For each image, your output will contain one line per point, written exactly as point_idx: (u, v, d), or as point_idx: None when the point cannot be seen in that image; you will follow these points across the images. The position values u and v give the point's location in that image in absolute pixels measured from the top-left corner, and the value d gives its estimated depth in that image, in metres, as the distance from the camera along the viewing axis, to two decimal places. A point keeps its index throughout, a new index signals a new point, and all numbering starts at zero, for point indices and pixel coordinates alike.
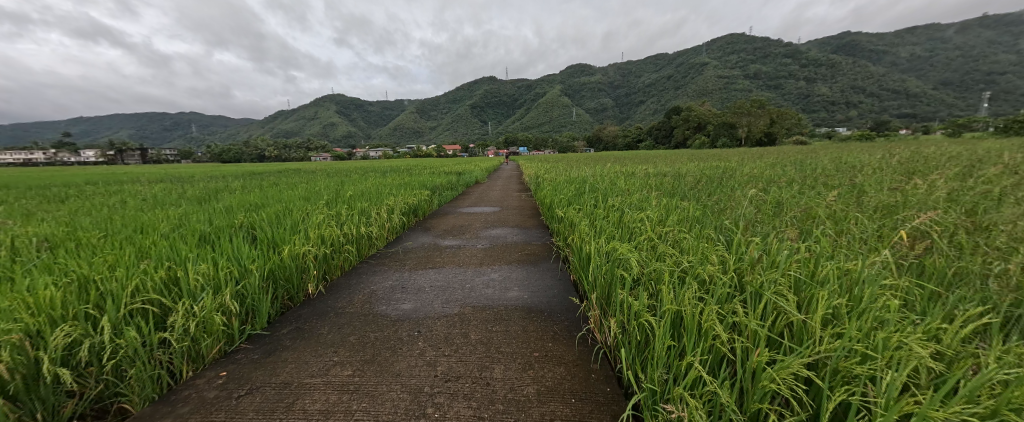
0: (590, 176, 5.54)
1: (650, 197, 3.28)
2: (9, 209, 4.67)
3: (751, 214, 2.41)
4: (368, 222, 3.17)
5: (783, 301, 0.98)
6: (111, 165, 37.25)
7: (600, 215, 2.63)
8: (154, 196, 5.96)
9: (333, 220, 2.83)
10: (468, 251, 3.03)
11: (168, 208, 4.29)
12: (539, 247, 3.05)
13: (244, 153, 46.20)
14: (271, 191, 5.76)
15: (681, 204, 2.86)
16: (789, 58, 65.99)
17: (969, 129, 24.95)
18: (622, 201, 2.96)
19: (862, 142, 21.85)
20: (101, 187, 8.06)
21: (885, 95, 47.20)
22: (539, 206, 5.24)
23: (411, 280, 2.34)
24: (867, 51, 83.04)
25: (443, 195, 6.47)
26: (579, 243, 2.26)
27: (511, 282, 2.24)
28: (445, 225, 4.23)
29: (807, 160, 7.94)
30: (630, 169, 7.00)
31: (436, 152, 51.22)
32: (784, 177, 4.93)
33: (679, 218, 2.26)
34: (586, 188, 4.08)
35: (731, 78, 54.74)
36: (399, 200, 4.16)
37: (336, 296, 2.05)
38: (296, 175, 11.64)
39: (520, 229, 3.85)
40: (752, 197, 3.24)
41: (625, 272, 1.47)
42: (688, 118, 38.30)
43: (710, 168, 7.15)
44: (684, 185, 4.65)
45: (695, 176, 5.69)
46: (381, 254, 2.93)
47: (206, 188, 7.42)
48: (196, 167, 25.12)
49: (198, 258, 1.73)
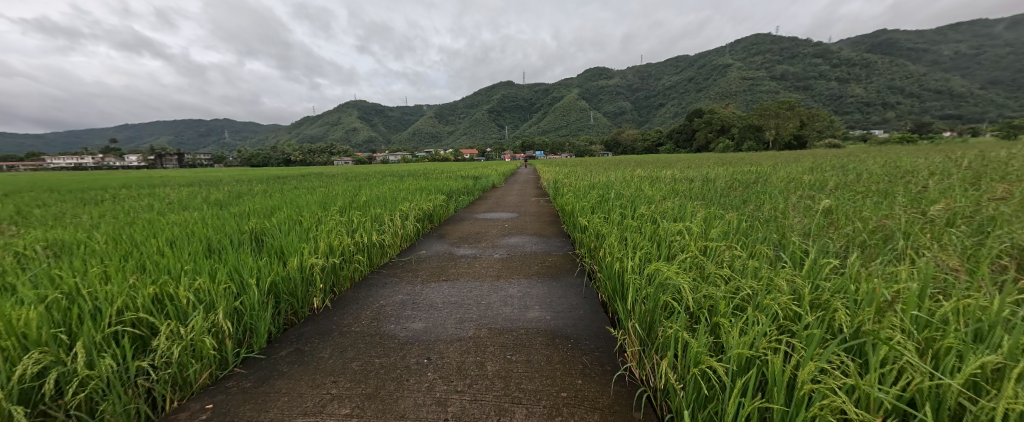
0: (613, 181, 5.29)
1: (683, 204, 3.01)
2: (45, 212, 4.86)
3: (806, 228, 2.12)
4: (381, 229, 3.04)
5: (910, 355, 0.72)
6: (149, 168, 39.36)
7: (629, 226, 2.40)
8: (179, 200, 6.11)
9: (344, 228, 2.71)
10: (484, 262, 2.84)
11: (189, 212, 4.32)
12: (560, 258, 2.82)
13: (272, 157, 48.24)
14: (290, 195, 5.80)
15: (720, 214, 2.58)
16: (819, 59, 63.26)
17: None
18: (652, 209, 2.71)
19: (903, 145, 20.50)
20: (132, 190, 8.37)
21: (927, 95, 44.36)
22: (559, 213, 5.01)
23: (423, 295, 2.17)
24: (905, 50, 78.60)
25: (459, 200, 6.34)
26: (608, 258, 2.04)
27: (532, 300, 2.03)
28: (460, 232, 4.06)
29: (850, 164, 7.38)
30: (654, 174, 6.67)
31: (453, 156, 51.80)
32: (827, 183, 4.55)
33: (723, 231, 2.01)
34: (610, 194, 3.83)
35: (757, 79, 52.86)
36: (414, 205, 4.04)
37: (343, 313, 1.90)
38: (316, 179, 11.83)
39: (539, 237, 3.64)
40: (798, 207, 2.93)
41: (670, 300, 1.24)
42: (710, 120, 37.21)
43: (741, 172, 6.74)
44: (716, 191, 4.32)
45: (726, 181, 5.34)
46: (394, 264, 2.79)
47: (230, 192, 7.62)
48: (228, 170, 26.45)
49: (197, 272, 1.61)
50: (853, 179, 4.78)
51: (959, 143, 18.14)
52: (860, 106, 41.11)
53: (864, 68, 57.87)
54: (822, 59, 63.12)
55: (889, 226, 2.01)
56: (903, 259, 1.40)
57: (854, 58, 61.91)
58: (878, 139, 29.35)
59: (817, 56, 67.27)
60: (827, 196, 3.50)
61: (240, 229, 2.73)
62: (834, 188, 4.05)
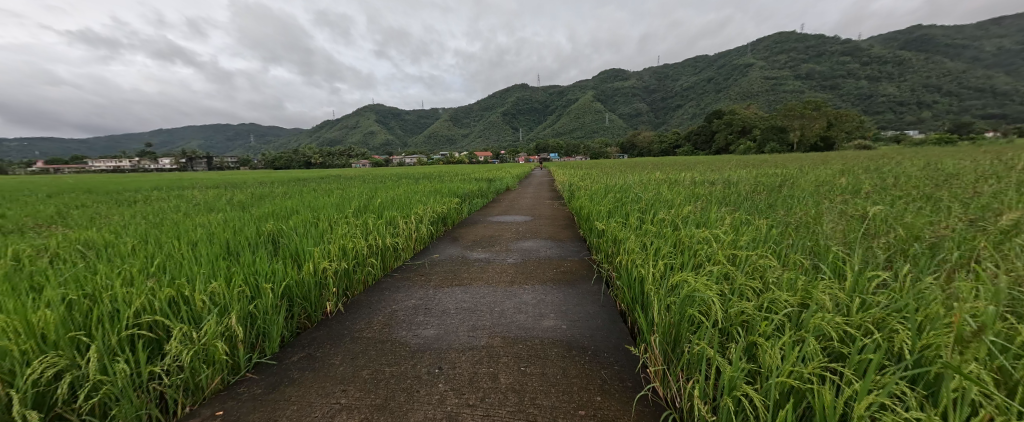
0: (630, 184, 5.16)
1: (705, 209, 2.89)
2: (81, 213, 5.11)
3: (842, 236, 1.98)
4: (395, 232, 3.03)
5: (993, 391, 0.62)
6: (180, 171, 41.26)
7: (648, 231, 2.30)
8: (205, 201, 6.33)
9: (359, 231, 2.71)
10: (498, 267, 2.78)
11: (213, 213, 4.46)
12: (576, 263, 2.74)
13: (295, 160, 50.09)
14: (308, 198, 5.92)
15: (745, 220, 2.46)
16: (848, 57, 60.76)
17: None
18: (673, 214, 2.60)
19: (940, 147, 19.39)
20: (162, 192, 8.75)
21: (967, 94, 41.91)
22: (574, 216, 4.93)
23: (435, 300, 2.13)
24: (943, 47, 74.57)
25: (474, 203, 6.33)
26: (627, 265, 1.96)
27: (547, 308, 1.96)
28: (473, 235, 4.03)
29: (883, 167, 7.01)
30: (673, 177, 6.49)
31: (468, 158, 52.28)
32: (861, 187, 4.31)
33: (750, 239, 1.89)
34: (627, 197, 3.72)
35: (780, 78, 51.14)
36: (428, 208, 4.04)
37: (355, 317, 1.89)
38: (335, 181, 12.10)
39: (554, 241, 3.57)
40: (831, 213, 2.76)
41: (697, 315, 1.15)
42: (731, 121, 36.21)
43: (765, 175, 6.48)
44: (739, 194, 4.15)
45: (750, 185, 5.13)
46: (407, 268, 2.77)
47: (252, 194, 7.85)
48: (253, 173, 27.51)
49: (215, 274, 1.62)
50: (887, 182, 4.53)
51: (1004, 144, 17.03)
52: (892, 106, 39.18)
53: (897, 66, 55.19)
54: (850, 57, 60.57)
55: (935, 235, 1.86)
56: (957, 274, 1.27)
57: (886, 55, 59.11)
58: (913, 141, 27.90)
59: (845, 54, 64.58)
60: (860, 201, 3.31)
61: (259, 231, 2.78)
62: (868, 193, 3.83)
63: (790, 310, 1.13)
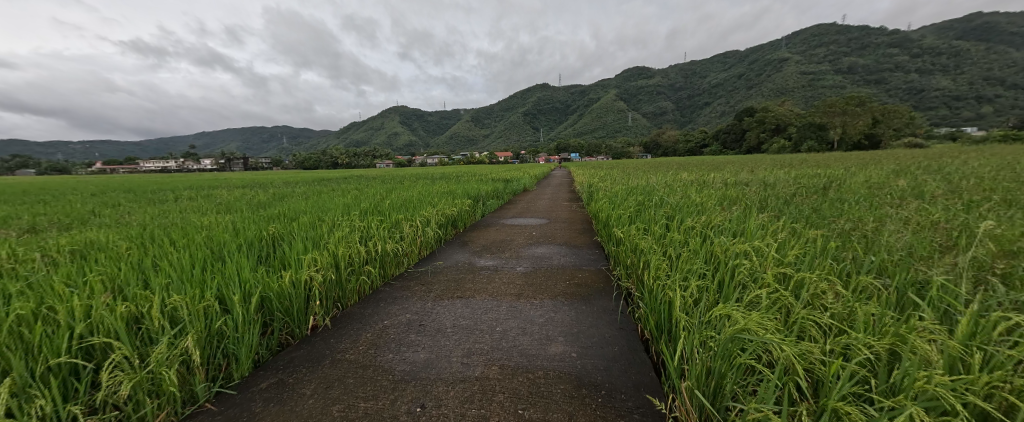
0: (654, 185, 4.79)
1: (741, 216, 2.53)
2: (110, 211, 5.30)
3: (922, 259, 1.61)
4: (398, 237, 2.85)
5: None
6: (218, 172, 43.87)
7: (675, 241, 2.00)
8: (227, 201, 6.48)
9: (358, 236, 2.56)
10: (505, 276, 2.56)
11: (229, 213, 4.49)
12: (592, 275, 2.47)
13: (323, 160, 52.42)
14: (324, 198, 5.92)
15: (793, 230, 2.10)
16: (895, 49, 56.49)
17: None
18: (705, 221, 2.27)
19: (1005, 145, 17.56)
20: (194, 191, 9.13)
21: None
22: (593, 220, 4.64)
23: (432, 315, 1.92)
24: (1007, 35, 67.90)
25: (488, 205, 6.13)
26: (650, 283, 1.68)
27: (556, 329, 1.71)
28: (484, 240, 3.82)
29: (945, 167, 6.27)
30: (702, 177, 6.06)
31: (489, 159, 52.74)
32: (924, 191, 3.78)
33: (804, 253, 1.57)
34: (651, 201, 3.38)
35: (818, 73, 48.11)
36: (438, 210, 3.88)
37: (342, 335, 1.71)
38: (355, 182, 12.26)
39: (569, 248, 3.31)
40: (897, 223, 2.35)
41: (744, 363, 0.88)
42: (763, 119, 34.44)
43: (807, 177, 5.91)
44: (780, 198, 3.72)
45: (790, 187, 4.63)
46: (410, 275, 2.59)
47: (273, 194, 8.01)
48: (284, 173, 28.92)
49: (189, 287, 1.49)
50: (955, 186, 3.96)
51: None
52: (946, 100, 36.05)
53: (953, 57, 50.71)
54: (897, 49, 56.25)
55: None
56: None
57: (940, 46, 54.48)
58: (971, 139, 25.48)
59: (892, 46, 60.11)
60: (928, 208, 2.84)
61: (260, 232, 2.68)
62: (933, 198, 3.34)
63: (872, 361, 0.84)
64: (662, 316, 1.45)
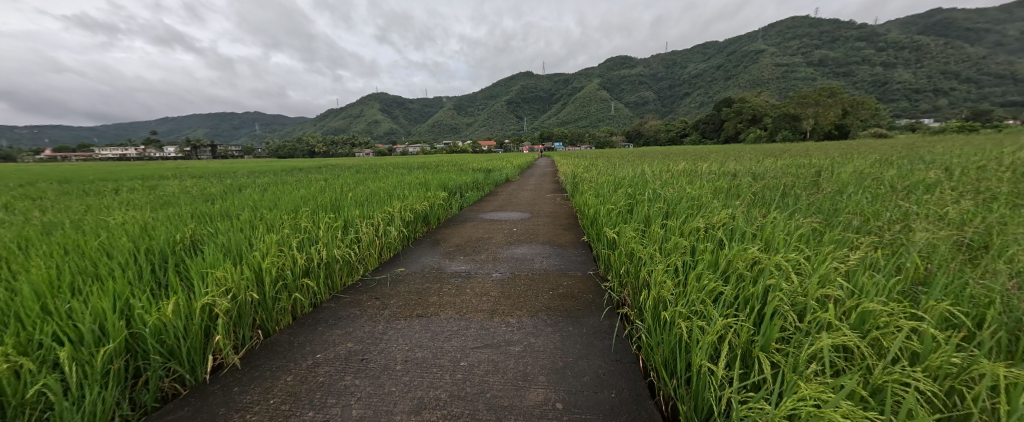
0: (643, 177, 4.51)
1: (748, 212, 2.24)
2: (19, 207, 4.55)
3: (976, 270, 1.35)
4: (352, 241, 2.41)
5: None
6: (183, 160, 41.50)
7: (684, 250, 1.66)
8: (171, 194, 5.78)
9: (301, 239, 2.11)
10: (478, 286, 2.16)
11: (161, 208, 3.89)
12: (580, 283, 2.13)
13: (298, 149, 50.37)
14: (281, 191, 5.33)
15: (812, 230, 1.81)
16: (863, 43, 58.75)
17: None
18: (713, 220, 1.95)
19: (958, 136, 18.60)
20: (137, 182, 8.20)
21: (985, 82, 40.54)
22: (578, 214, 4.32)
23: (382, 344, 1.52)
24: (962, 31, 71.75)
25: (466, 197, 5.69)
26: (657, 306, 1.34)
27: (537, 365, 1.34)
28: (458, 238, 3.40)
29: (923, 157, 6.30)
30: (689, 167, 5.83)
31: (471, 148, 52.02)
32: (916, 182, 3.68)
33: (850, 264, 1.25)
34: (643, 195, 3.05)
35: (793, 64, 49.36)
36: (405, 205, 3.45)
37: (255, 378, 1.28)
38: (325, 172, 11.48)
39: (553, 248, 2.96)
40: (912, 221, 2.14)
41: None
42: (740, 109, 35.14)
43: (792, 166, 5.78)
44: (776, 190, 3.49)
45: (782, 178, 4.45)
46: (365, 287, 2.17)
47: (227, 185, 7.26)
48: (252, 163, 27.45)
49: (4, 335, 1.03)
50: (943, 177, 3.89)
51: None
52: (908, 94, 37.82)
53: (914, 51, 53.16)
54: (865, 43, 58.56)
55: None
56: None
57: (903, 41, 57.05)
58: (930, 129, 26.87)
59: (860, 40, 62.46)
60: (937, 202, 2.65)
61: (172, 238, 2.16)
62: (927, 190, 3.23)
63: None
64: (685, 353, 1.09)
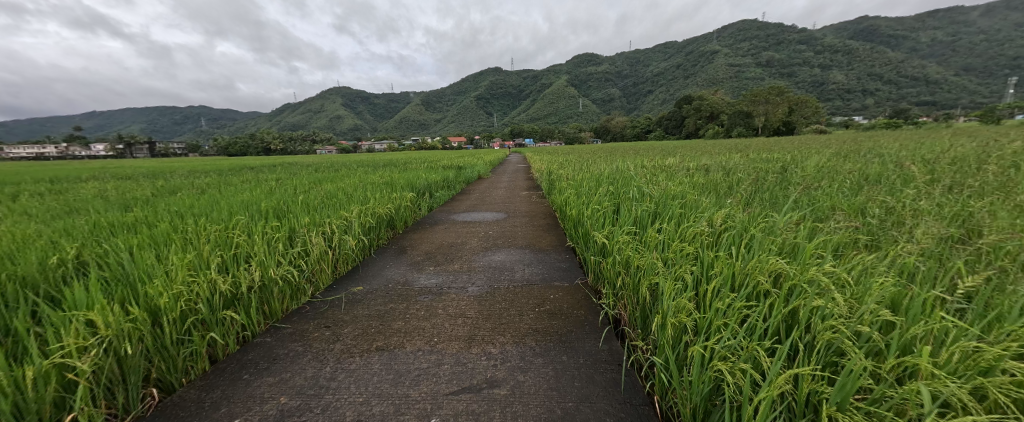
0: (621, 173, 4.39)
1: (743, 212, 2.11)
2: None
3: (994, 267, 1.26)
4: (296, 256, 2.01)
5: None
6: (115, 159, 37.36)
7: (691, 260, 1.46)
8: (83, 199, 4.92)
9: (225, 257, 1.69)
10: (451, 305, 1.84)
11: (63, 217, 3.24)
12: (568, 296, 1.89)
13: (252, 146, 46.97)
14: (221, 194, 4.68)
15: (816, 231, 1.67)
16: (805, 46, 63.72)
17: (992, 118, 23.80)
18: (714, 222, 1.79)
19: (885, 132, 20.57)
20: (45, 185, 7.05)
21: (905, 84, 45.37)
22: (556, 213, 4.12)
23: (328, 395, 1.17)
24: (886, 37, 79.73)
25: (436, 197, 5.33)
26: (676, 335, 1.11)
27: (530, 414, 1.06)
28: (428, 245, 3.05)
29: (871, 151, 6.71)
30: (664, 163, 5.79)
31: (441, 144, 51.05)
32: (876, 177, 3.82)
33: (885, 273, 1.09)
34: (627, 193, 2.88)
35: (745, 64, 52.53)
36: (367, 209, 3.06)
37: None
38: (279, 171, 10.54)
39: (533, 254, 2.68)
40: (896, 216, 2.11)
41: None
42: (699, 107, 36.86)
43: (759, 161, 5.94)
44: (754, 187, 3.47)
45: (754, 173, 4.50)
46: (314, 312, 1.79)
47: (158, 188, 6.36)
48: (196, 160, 25.16)
49: None
50: (897, 171, 4.07)
51: (940, 129, 18.27)
52: (843, 93, 41.42)
53: (848, 54, 58.43)
54: (806, 46, 63.33)
55: None
56: None
57: (837, 45, 62.40)
58: (863, 126, 29.55)
59: (802, 43, 67.64)
60: (910, 196, 2.67)
61: (45, 260, 1.66)
62: (891, 184, 3.33)
63: None
64: (726, 405, 0.86)
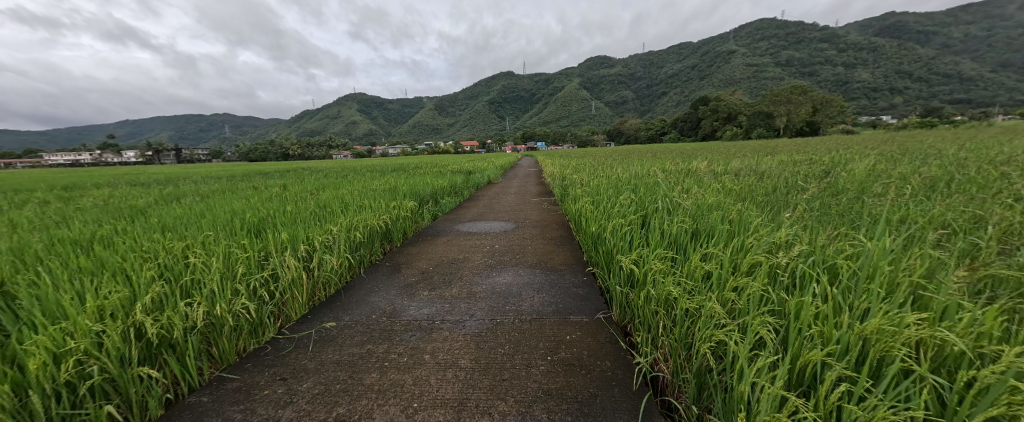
0: (642, 179, 4.00)
1: (808, 230, 1.70)
2: None
3: None
4: (259, 284, 1.67)
5: None
6: (142, 165, 38.94)
7: (767, 306, 1.05)
8: (79, 207, 4.79)
9: (162, 291, 1.36)
10: (442, 348, 1.47)
11: (45, 228, 3.05)
12: (590, 339, 1.49)
13: (271, 152, 48.36)
14: (217, 203, 4.46)
15: (931, 261, 1.23)
16: (827, 44, 61.60)
17: None
18: (784, 247, 1.37)
19: (917, 132, 19.52)
20: (57, 192, 7.08)
21: (936, 81, 43.26)
22: (570, 223, 3.73)
23: None
24: (913, 34, 76.57)
25: (442, 205, 5.04)
26: None
27: None
28: (425, 262, 2.68)
29: (915, 153, 6.13)
30: (688, 167, 5.34)
31: (454, 148, 51.25)
32: (939, 182, 3.34)
33: None
34: (654, 203, 2.50)
35: (763, 64, 51.15)
36: (358, 221, 2.73)
37: None
38: (289, 176, 10.49)
39: (545, 275, 2.29)
40: (1006, 233, 1.67)
41: None
42: (717, 108, 35.85)
43: (792, 164, 5.45)
44: (798, 195, 3.03)
45: (791, 178, 4.05)
46: (273, 356, 1.45)
47: (160, 195, 6.23)
48: (217, 166, 26.05)
49: None
50: (960, 175, 3.57)
51: (979, 128, 17.17)
52: (869, 92, 39.71)
53: (874, 52, 56.17)
54: (828, 44, 61.21)
55: None
56: None
57: (862, 42, 60.06)
58: (893, 125, 28.17)
59: (824, 41, 65.46)
60: (1004, 207, 2.20)
61: None
62: (962, 192, 2.86)
63: None
64: None
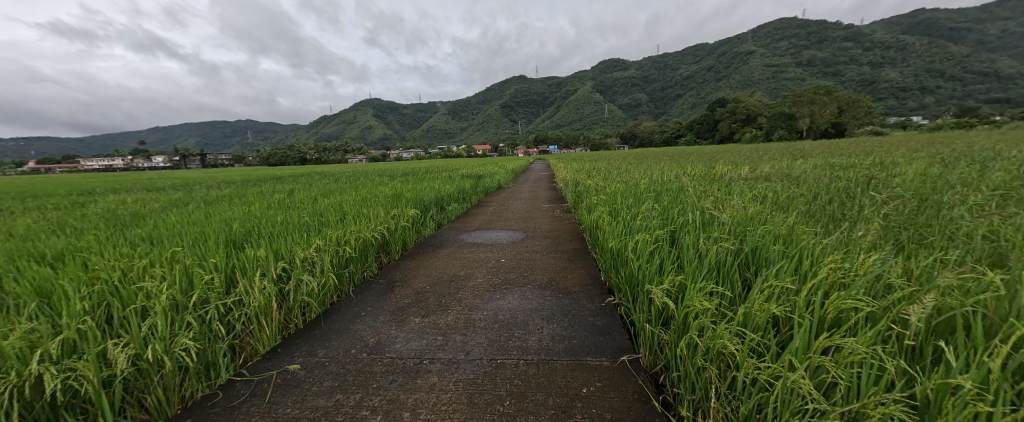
0: (664, 185, 3.65)
1: (893, 256, 1.34)
2: None
3: None
4: (219, 313, 1.42)
5: None
6: (169, 169, 40.54)
7: (884, 386, 0.72)
8: (83, 213, 4.74)
9: (88, 330, 1.11)
10: (429, 400, 1.19)
11: (34, 238, 2.94)
12: (614, 395, 1.17)
13: (289, 156, 49.60)
14: (215, 210, 4.31)
15: None
16: (851, 43, 59.40)
17: None
18: (878, 291, 1.03)
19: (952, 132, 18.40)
20: (74, 197, 7.17)
21: (972, 79, 40.97)
22: (585, 235, 3.39)
23: None
24: (945, 30, 73.22)
25: (448, 212, 4.79)
26: None
27: None
28: (422, 280, 2.39)
29: (967, 156, 5.54)
30: (713, 172, 4.93)
31: (466, 151, 51.40)
32: (1017, 189, 2.87)
33: None
34: (684, 215, 2.15)
35: (784, 64, 49.59)
36: (351, 233, 2.49)
37: None
38: (299, 180, 10.46)
39: (556, 299, 1.97)
40: None
41: None
42: (734, 109, 34.75)
43: (830, 168, 4.96)
44: (853, 206, 2.61)
45: (834, 184, 3.62)
46: (221, 409, 1.18)
47: (167, 201, 6.18)
48: (234, 170, 26.73)
49: None
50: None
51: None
52: (899, 91, 37.81)
53: (902, 50, 53.71)
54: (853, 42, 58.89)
55: None
56: None
57: (890, 40, 57.50)
58: (927, 125, 26.60)
59: (848, 39, 63.05)
60: None
61: None
62: None
63: None
64: None
